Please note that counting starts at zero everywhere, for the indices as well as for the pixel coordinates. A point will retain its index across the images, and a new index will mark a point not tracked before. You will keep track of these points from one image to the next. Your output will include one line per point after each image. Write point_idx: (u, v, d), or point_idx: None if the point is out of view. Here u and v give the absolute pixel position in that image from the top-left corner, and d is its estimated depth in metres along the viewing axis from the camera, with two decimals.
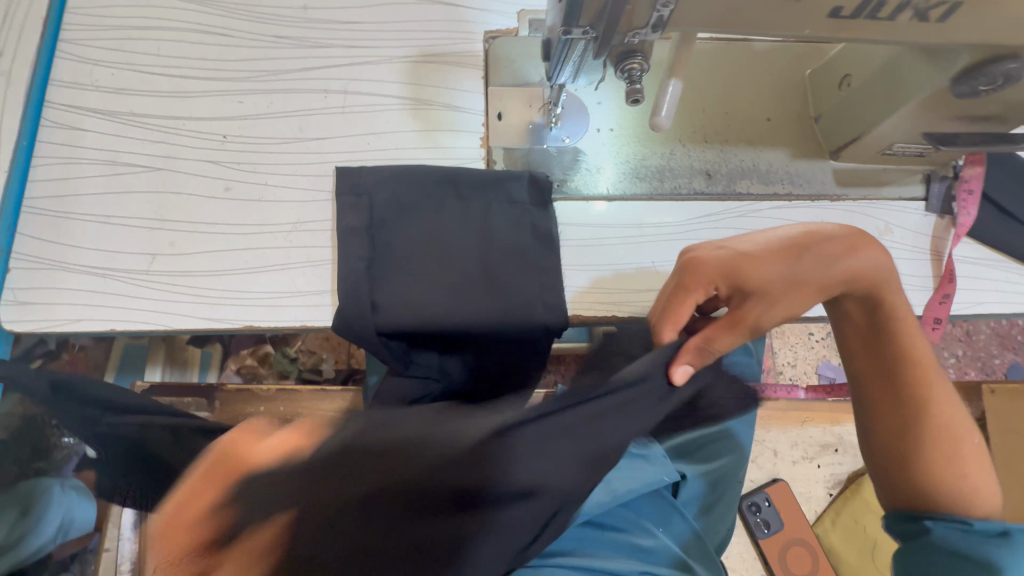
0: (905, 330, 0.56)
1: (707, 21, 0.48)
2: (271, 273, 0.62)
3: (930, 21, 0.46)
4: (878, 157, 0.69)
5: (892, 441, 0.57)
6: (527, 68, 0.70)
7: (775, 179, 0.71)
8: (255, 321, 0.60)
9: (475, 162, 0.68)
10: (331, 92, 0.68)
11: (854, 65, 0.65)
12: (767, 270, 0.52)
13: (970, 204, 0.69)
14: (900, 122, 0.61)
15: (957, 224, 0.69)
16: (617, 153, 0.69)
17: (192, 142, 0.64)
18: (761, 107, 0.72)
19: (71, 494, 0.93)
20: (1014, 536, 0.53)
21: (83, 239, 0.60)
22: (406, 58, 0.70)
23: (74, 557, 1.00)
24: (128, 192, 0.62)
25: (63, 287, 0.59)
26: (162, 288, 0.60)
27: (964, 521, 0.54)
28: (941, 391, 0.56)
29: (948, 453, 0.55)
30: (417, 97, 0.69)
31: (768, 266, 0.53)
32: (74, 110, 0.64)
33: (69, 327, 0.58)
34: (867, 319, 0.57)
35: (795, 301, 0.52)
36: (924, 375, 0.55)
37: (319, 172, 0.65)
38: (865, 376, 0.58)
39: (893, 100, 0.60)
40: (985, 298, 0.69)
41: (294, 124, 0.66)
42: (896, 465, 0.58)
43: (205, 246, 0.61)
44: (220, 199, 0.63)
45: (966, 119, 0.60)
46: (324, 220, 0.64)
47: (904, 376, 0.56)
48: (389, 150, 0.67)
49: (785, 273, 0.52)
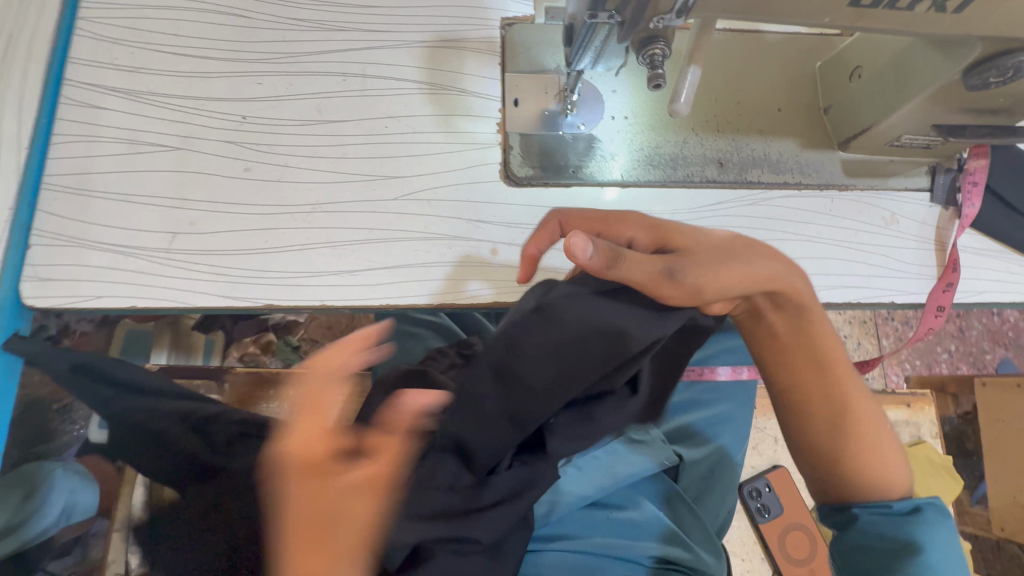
0: (822, 335, 0.55)
1: (729, 8, 0.49)
2: (291, 253, 0.62)
3: (947, 11, 0.48)
4: (885, 148, 0.70)
5: (807, 442, 0.58)
6: (544, 54, 0.71)
7: (786, 168, 0.72)
8: (275, 300, 0.61)
9: (492, 147, 0.69)
10: (349, 76, 0.68)
11: (865, 57, 0.67)
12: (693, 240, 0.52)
13: (974, 195, 0.71)
14: (909, 113, 0.63)
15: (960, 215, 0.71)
16: (631, 141, 0.70)
17: (211, 122, 0.65)
18: (773, 98, 0.73)
19: None
20: (923, 511, 0.56)
21: (103, 217, 0.61)
22: (423, 42, 0.71)
23: None
24: (148, 171, 0.62)
25: (83, 264, 0.59)
26: (183, 266, 0.60)
27: (884, 504, 0.56)
28: (851, 391, 0.55)
29: (860, 449, 0.56)
30: (434, 82, 0.70)
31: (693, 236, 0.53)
32: (93, 88, 0.64)
33: (91, 304, 0.58)
34: (787, 324, 0.55)
35: (712, 267, 0.50)
36: (834, 377, 0.55)
37: (338, 155, 0.66)
38: (784, 375, 0.57)
39: (904, 91, 0.62)
40: (986, 288, 0.71)
41: (313, 107, 0.67)
42: (826, 466, 0.58)
43: (226, 225, 0.62)
44: (240, 180, 0.63)
45: (974, 112, 0.62)
46: (343, 203, 0.65)
47: (825, 386, 0.55)
48: (406, 133, 0.68)
49: (711, 247, 0.52)
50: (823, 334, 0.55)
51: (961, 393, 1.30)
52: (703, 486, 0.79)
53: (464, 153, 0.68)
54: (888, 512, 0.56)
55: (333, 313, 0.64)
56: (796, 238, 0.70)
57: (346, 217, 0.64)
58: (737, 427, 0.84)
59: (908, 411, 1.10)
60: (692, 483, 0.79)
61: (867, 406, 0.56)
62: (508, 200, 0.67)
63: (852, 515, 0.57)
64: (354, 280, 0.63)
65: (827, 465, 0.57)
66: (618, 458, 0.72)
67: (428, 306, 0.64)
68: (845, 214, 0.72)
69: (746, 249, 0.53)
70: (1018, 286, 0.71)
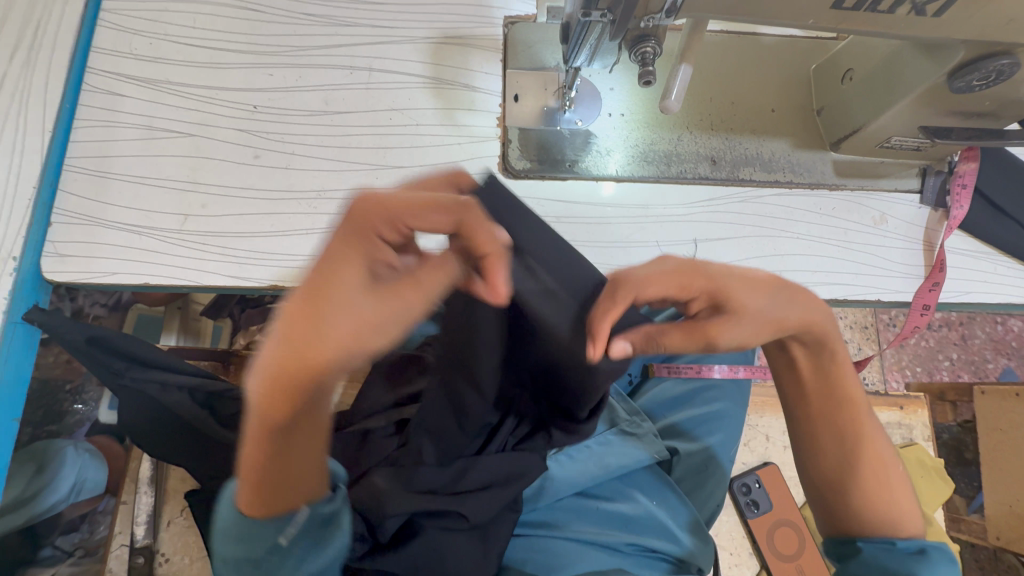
0: (844, 375, 0.56)
1: (717, 8, 0.51)
2: (295, 237, 0.65)
3: (927, 15, 0.50)
4: (877, 149, 0.72)
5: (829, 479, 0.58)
6: (544, 52, 0.74)
7: (778, 167, 0.74)
8: (279, 281, 0.64)
9: (491, 140, 0.71)
10: (357, 69, 0.71)
11: (856, 60, 0.69)
12: (754, 302, 0.49)
13: (963, 198, 0.72)
14: (896, 115, 0.64)
15: (949, 216, 0.72)
16: (627, 138, 0.73)
17: (223, 111, 0.68)
18: (766, 99, 0.75)
19: (85, 456, 0.98)
20: (930, 553, 0.55)
21: (119, 198, 0.64)
22: (429, 39, 0.73)
23: (84, 518, 1.01)
24: (162, 155, 0.66)
25: (99, 242, 0.62)
26: (194, 246, 0.63)
27: (889, 541, 0.55)
28: (869, 428, 0.56)
29: (877, 485, 0.56)
30: (438, 77, 0.72)
31: (755, 299, 0.49)
32: (113, 76, 0.68)
33: (105, 280, 0.62)
34: (812, 362, 0.56)
35: (758, 333, 0.49)
36: (853, 410, 0.56)
37: (343, 145, 0.69)
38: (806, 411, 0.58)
39: (893, 93, 0.63)
40: (972, 288, 0.72)
41: (321, 98, 0.70)
42: (831, 496, 0.58)
43: (235, 209, 0.65)
44: (250, 166, 0.66)
45: (961, 115, 0.63)
46: (347, 190, 0.67)
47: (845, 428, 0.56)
48: (409, 126, 0.70)
49: (768, 310, 0.50)
50: (849, 378, 0.56)
51: (958, 399, 1.30)
52: (696, 479, 0.78)
53: (464, 145, 0.71)
54: (894, 549, 0.55)
55: None
56: (785, 234, 0.72)
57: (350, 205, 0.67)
58: (732, 423, 0.82)
59: (902, 413, 1.11)
60: (683, 476, 0.78)
61: (881, 445, 0.57)
62: None
63: (857, 548, 0.56)
64: None
65: (840, 503, 0.58)
66: (609, 449, 0.73)
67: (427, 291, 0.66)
68: (835, 212, 0.73)
69: (785, 297, 0.51)
70: (1004, 287, 0.72)
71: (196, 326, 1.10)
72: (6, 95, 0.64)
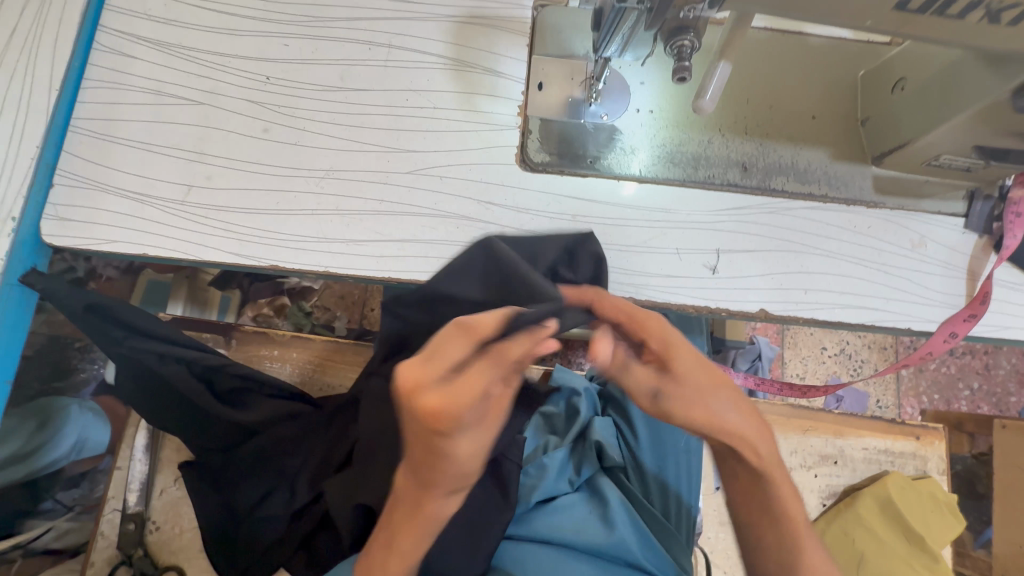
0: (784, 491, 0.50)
1: (765, 2, 0.47)
2: (301, 218, 0.63)
3: (1000, 24, 0.45)
4: (922, 167, 0.67)
5: None
6: (573, 39, 0.70)
7: (813, 178, 0.69)
8: (282, 262, 0.62)
9: (511, 129, 0.68)
10: (375, 45, 0.68)
11: (910, 69, 0.64)
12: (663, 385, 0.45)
13: (1016, 227, 0.67)
14: (949, 132, 0.60)
15: (998, 246, 0.67)
16: (654, 137, 0.69)
17: (235, 80, 0.65)
18: (806, 104, 0.71)
19: (87, 415, 0.99)
20: None
21: (124, 164, 0.62)
22: (452, 18, 0.70)
23: (84, 476, 1.03)
24: (170, 123, 0.63)
25: (101, 209, 0.61)
26: (195, 220, 0.62)
27: None
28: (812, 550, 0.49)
29: None
30: (459, 58, 0.69)
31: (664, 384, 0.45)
32: (126, 37, 0.66)
33: (106, 247, 0.60)
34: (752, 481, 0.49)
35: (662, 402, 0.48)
36: (797, 530, 0.49)
37: (356, 124, 0.66)
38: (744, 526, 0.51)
39: (947, 108, 0.58)
40: (1013, 324, 0.67)
41: (336, 73, 0.67)
42: None
43: (240, 183, 0.63)
44: (258, 140, 0.64)
45: (1021, 136, 0.58)
46: (356, 172, 0.65)
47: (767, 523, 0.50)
48: (426, 108, 0.67)
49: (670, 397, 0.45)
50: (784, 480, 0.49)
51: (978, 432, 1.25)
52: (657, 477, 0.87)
53: (481, 133, 0.67)
54: None
55: (338, 281, 0.65)
56: (815, 251, 0.67)
57: (359, 187, 0.64)
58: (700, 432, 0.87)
59: (917, 443, 1.06)
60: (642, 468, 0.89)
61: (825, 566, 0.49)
62: (521, 185, 0.66)
63: None
64: (359, 250, 0.63)
65: None
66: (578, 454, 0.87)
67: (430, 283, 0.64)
68: (871, 232, 0.68)
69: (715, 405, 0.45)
70: None
71: (205, 295, 1.10)
72: (14, 50, 0.62)
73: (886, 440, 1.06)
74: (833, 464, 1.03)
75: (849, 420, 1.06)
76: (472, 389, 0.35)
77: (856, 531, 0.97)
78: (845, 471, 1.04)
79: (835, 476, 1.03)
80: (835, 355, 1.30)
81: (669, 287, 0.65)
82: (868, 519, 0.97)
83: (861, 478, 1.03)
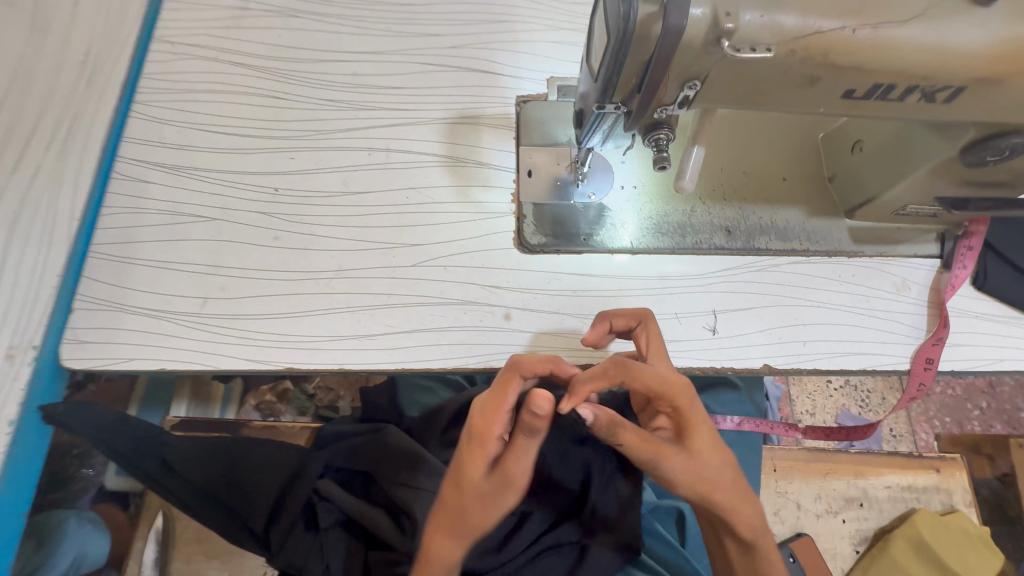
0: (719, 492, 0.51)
1: (730, 100, 0.51)
2: (314, 317, 0.65)
3: (937, 102, 0.49)
4: (892, 217, 0.71)
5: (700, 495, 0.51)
6: (557, 130, 0.74)
7: (793, 236, 0.73)
8: (297, 363, 0.63)
9: (507, 216, 0.72)
10: (375, 150, 0.73)
11: (864, 132, 0.68)
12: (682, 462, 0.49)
13: (969, 258, 0.72)
14: (909, 187, 0.64)
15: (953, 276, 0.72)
16: (640, 211, 0.72)
17: (245, 194, 0.69)
18: (778, 167, 0.74)
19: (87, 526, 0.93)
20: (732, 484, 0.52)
21: (141, 283, 0.65)
22: (443, 120, 0.76)
23: None
24: (185, 240, 0.67)
25: (119, 328, 0.63)
26: (212, 330, 0.64)
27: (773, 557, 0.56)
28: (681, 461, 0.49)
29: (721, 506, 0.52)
30: (453, 155, 0.74)
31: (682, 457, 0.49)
32: (142, 164, 0.70)
33: (122, 366, 0.62)
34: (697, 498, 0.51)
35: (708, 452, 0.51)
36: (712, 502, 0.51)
37: (359, 224, 0.69)
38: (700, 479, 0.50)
39: (904, 168, 0.63)
40: (1006, 355, 0.70)
41: (340, 179, 0.71)
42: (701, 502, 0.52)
43: (253, 290, 0.65)
44: (270, 248, 0.67)
45: (974, 185, 0.63)
46: (364, 270, 0.68)
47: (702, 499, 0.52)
48: (428, 203, 0.71)
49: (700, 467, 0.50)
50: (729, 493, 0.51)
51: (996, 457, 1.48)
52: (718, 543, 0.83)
53: (479, 223, 0.71)
54: None
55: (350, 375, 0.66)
56: (804, 303, 0.71)
57: (368, 283, 0.67)
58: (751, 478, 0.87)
59: (939, 476, 1.05)
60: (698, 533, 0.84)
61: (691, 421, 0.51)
62: (521, 267, 0.70)
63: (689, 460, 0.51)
64: (371, 344, 0.65)
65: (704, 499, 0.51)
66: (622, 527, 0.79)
67: (443, 371, 0.65)
68: (855, 280, 0.72)
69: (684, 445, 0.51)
70: None
71: (207, 389, 1.07)
72: (36, 189, 0.66)
73: (907, 475, 1.05)
74: (859, 507, 1.02)
75: (864, 458, 1.06)
76: (638, 333, 0.61)
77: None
78: (872, 513, 1.02)
79: (864, 519, 1.02)
80: (895, 302, 0.72)
81: (672, 352, 0.68)
82: (905, 564, 0.95)
83: (890, 519, 1.02)
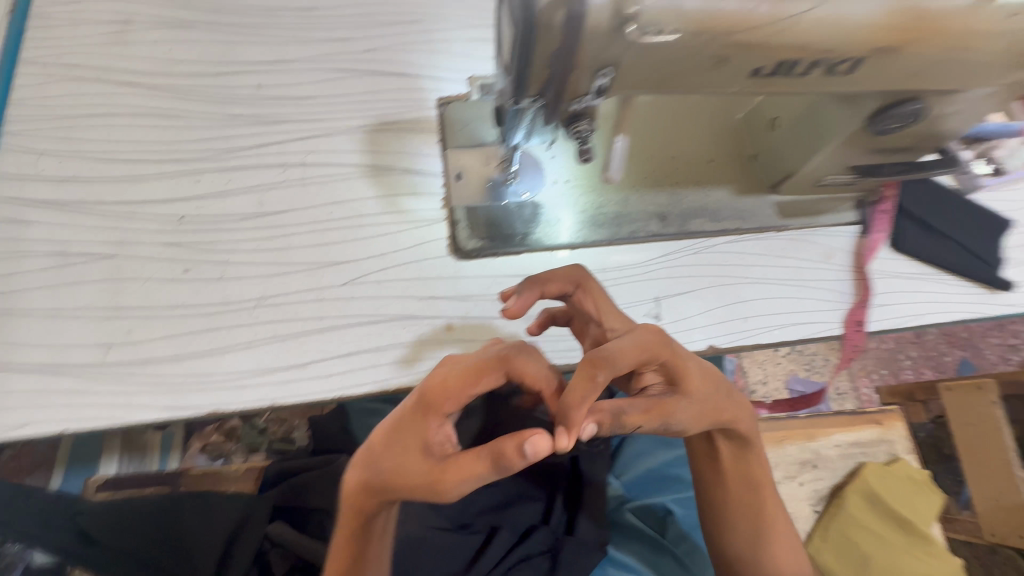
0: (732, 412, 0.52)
1: (646, 86, 0.51)
2: (236, 353, 0.60)
3: (839, 74, 0.51)
4: (813, 188, 0.73)
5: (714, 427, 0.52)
6: (482, 129, 0.72)
7: (724, 216, 0.74)
8: (221, 404, 0.58)
9: (439, 222, 0.69)
10: (290, 166, 0.68)
11: (779, 109, 0.70)
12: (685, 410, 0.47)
13: (883, 223, 0.76)
14: (824, 159, 0.66)
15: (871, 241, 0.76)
16: (574, 204, 0.71)
17: (145, 225, 0.63)
18: (703, 150, 0.75)
19: None
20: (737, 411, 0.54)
21: (28, 337, 0.58)
22: (362, 128, 0.72)
23: None
24: (77, 283, 0.60)
25: (5, 391, 0.56)
26: (117, 380, 0.57)
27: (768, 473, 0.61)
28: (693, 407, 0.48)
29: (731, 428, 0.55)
30: (376, 165, 0.70)
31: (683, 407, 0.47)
32: (18, 203, 0.63)
33: (10, 433, 0.54)
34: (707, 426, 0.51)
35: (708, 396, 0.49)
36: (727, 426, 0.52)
37: (280, 247, 0.65)
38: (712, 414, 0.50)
39: (818, 140, 0.65)
40: (926, 310, 0.74)
41: (254, 199, 0.66)
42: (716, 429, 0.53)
43: (163, 330, 0.59)
44: (179, 282, 0.61)
45: (881, 152, 0.66)
46: (289, 295, 0.63)
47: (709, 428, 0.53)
48: (353, 217, 0.67)
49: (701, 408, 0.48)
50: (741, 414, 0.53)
51: None
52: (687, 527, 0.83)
53: (409, 233, 0.68)
54: None
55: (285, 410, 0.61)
56: (741, 281, 0.72)
57: (294, 309, 0.62)
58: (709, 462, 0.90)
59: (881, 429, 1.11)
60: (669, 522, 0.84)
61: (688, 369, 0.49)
62: (459, 274, 0.67)
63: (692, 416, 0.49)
64: (303, 374, 0.60)
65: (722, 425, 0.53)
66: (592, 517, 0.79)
67: (385, 393, 0.61)
68: (785, 254, 0.75)
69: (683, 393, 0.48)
70: (955, 306, 0.75)
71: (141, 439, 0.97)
72: None
73: (854, 432, 1.10)
74: (814, 469, 1.07)
75: (813, 421, 1.11)
76: (579, 297, 0.57)
77: (852, 531, 0.99)
78: (826, 473, 1.07)
79: (819, 479, 1.06)
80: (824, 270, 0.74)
81: None
82: (861, 517, 1.00)
83: (843, 476, 1.07)
